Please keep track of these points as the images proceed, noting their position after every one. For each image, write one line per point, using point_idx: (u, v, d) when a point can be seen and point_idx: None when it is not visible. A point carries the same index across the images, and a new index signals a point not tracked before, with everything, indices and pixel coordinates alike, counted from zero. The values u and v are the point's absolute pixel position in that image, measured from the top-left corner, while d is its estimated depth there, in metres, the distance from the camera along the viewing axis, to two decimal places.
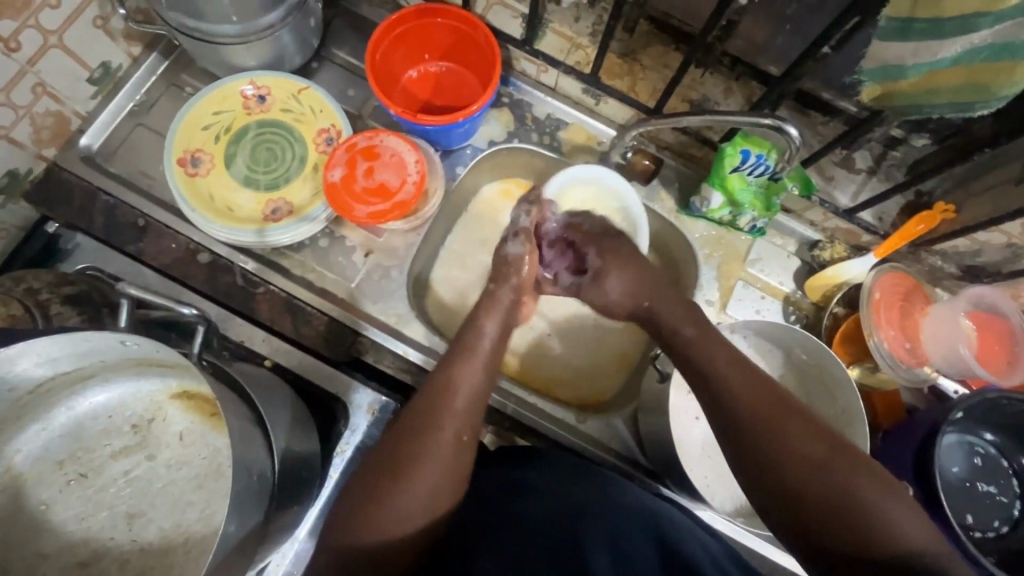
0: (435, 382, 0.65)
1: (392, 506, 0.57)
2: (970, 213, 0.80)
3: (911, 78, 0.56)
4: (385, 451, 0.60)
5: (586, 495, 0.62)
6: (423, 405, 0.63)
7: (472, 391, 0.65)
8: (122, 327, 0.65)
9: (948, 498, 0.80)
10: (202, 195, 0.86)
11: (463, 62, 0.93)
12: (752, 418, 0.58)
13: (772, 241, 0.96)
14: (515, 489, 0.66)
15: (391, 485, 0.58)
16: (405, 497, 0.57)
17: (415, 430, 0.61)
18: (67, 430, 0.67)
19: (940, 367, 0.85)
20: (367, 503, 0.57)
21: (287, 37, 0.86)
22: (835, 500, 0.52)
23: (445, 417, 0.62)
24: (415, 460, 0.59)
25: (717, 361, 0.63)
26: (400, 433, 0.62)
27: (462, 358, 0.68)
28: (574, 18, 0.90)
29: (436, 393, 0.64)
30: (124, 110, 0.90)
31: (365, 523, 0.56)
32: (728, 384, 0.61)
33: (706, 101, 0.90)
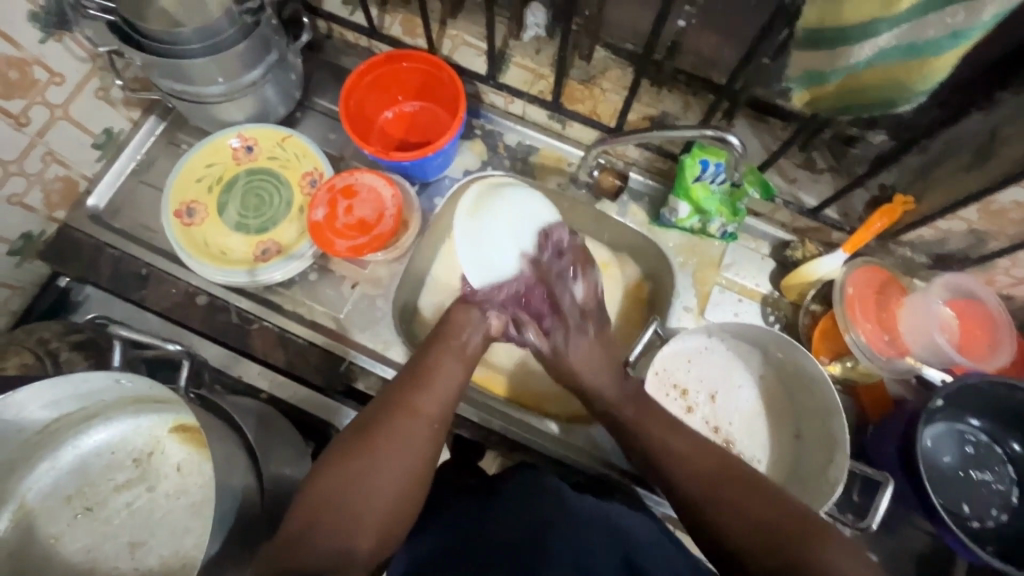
0: (416, 378, 0.71)
1: (370, 469, 0.62)
2: (927, 203, 0.81)
3: (833, 81, 0.59)
4: (365, 420, 0.67)
5: (552, 516, 0.65)
6: (404, 384, 0.70)
7: (447, 391, 0.71)
8: (115, 366, 0.75)
9: (937, 487, 0.80)
10: (197, 242, 0.93)
11: (433, 102, 0.99)
12: (693, 488, 0.66)
13: (746, 244, 0.98)
14: (483, 513, 0.70)
15: (367, 453, 0.63)
16: (379, 463, 0.63)
17: (396, 416, 0.67)
18: (74, 467, 0.72)
19: (920, 357, 0.85)
20: (348, 464, 0.63)
21: (271, 91, 0.94)
22: (772, 552, 0.59)
23: (420, 407, 0.68)
24: (389, 434, 0.65)
25: (659, 442, 0.70)
26: (375, 421, 0.67)
27: (440, 367, 0.72)
28: (535, 50, 0.96)
29: (418, 384, 0.70)
30: (127, 169, 0.98)
31: (344, 481, 0.62)
32: (675, 461, 0.68)
33: (666, 117, 0.94)
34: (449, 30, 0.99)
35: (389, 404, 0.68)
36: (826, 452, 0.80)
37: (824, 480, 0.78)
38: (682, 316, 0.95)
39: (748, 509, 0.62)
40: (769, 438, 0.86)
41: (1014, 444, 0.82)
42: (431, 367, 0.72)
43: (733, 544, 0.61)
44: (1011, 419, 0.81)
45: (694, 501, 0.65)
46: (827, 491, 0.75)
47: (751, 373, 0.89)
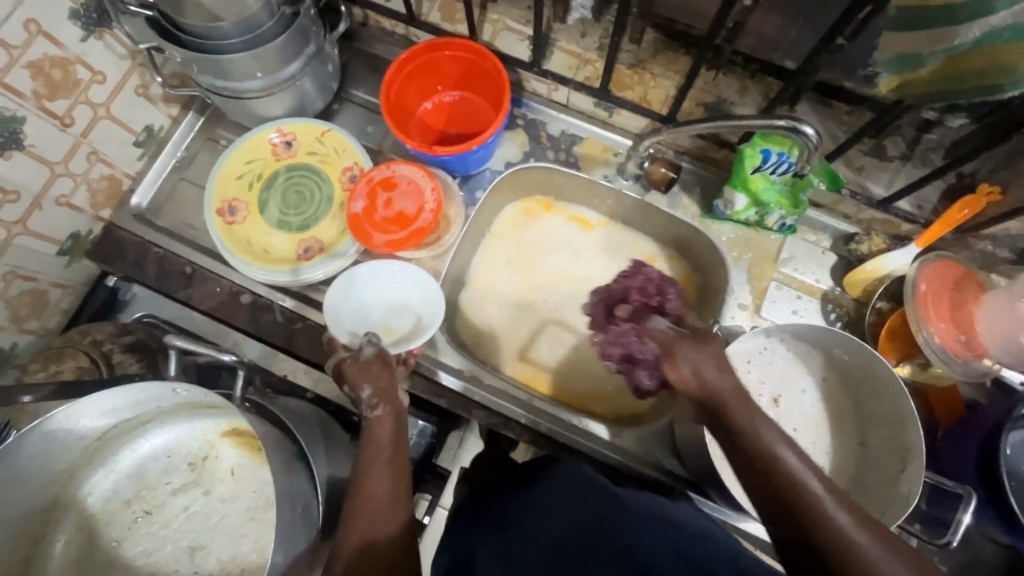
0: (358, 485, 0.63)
1: (377, 503, 0.62)
2: (1018, 194, 0.75)
3: (930, 66, 0.54)
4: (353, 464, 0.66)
5: (611, 511, 0.63)
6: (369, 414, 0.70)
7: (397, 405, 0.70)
8: (171, 375, 0.71)
9: (1018, 499, 0.76)
10: (240, 241, 0.91)
11: (473, 93, 0.95)
12: (819, 529, 0.49)
13: (805, 238, 0.93)
14: (532, 509, 0.68)
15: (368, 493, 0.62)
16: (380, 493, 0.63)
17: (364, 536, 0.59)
18: (132, 471, 0.73)
19: (1002, 360, 0.79)
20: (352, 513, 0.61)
21: (309, 84, 0.92)
22: None
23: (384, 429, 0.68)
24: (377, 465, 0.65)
25: (773, 455, 0.53)
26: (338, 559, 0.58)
27: (379, 458, 0.65)
28: (581, 35, 0.92)
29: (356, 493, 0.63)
30: (168, 167, 0.97)
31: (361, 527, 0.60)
32: (802, 500, 0.51)
33: (722, 103, 0.89)
34: (490, 15, 0.95)
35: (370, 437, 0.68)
36: (896, 461, 0.76)
37: (894, 491, 0.74)
38: (737, 313, 0.90)
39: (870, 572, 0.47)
40: (830, 443, 0.83)
41: None
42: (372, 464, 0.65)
43: None
44: None
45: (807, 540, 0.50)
46: (897, 503, 0.71)
47: (812, 377, 0.85)
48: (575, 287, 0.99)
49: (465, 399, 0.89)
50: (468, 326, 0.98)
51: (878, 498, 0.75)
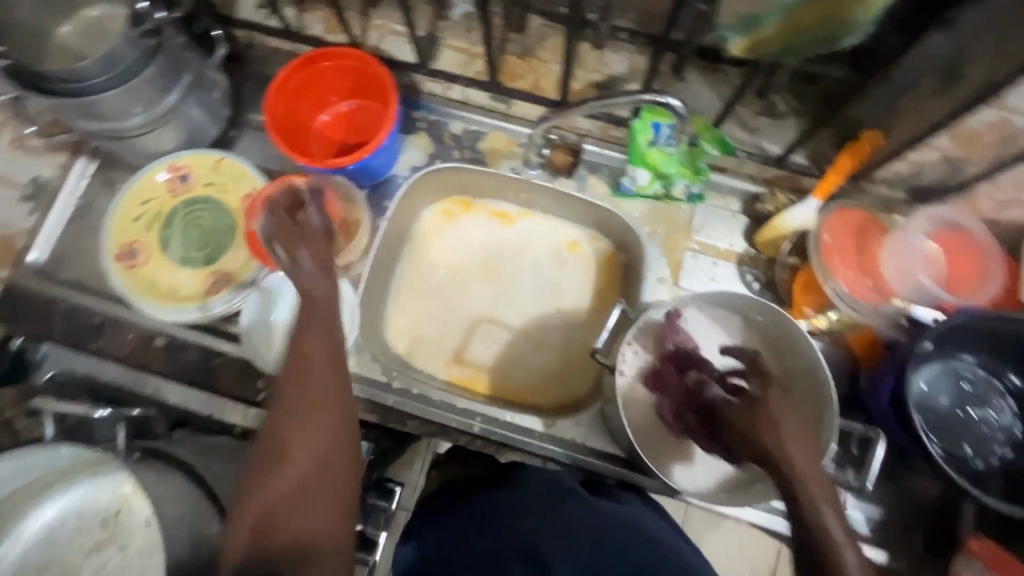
0: (280, 468, 0.60)
1: (290, 499, 0.59)
2: (896, 135, 0.76)
3: (769, 25, 0.56)
4: (269, 435, 0.62)
5: (545, 524, 0.65)
6: (286, 378, 0.64)
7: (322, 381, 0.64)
8: (48, 438, 0.76)
9: (935, 432, 0.77)
10: (145, 283, 0.89)
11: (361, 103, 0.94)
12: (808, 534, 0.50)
13: (715, 203, 0.93)
14: (511, 506, 0.69)
15: (274, 475, 0.60)
16: (289, 483, 0.60)
17: (279, 509, 0.59)
18: (40, 537, 0.68)
19: (908, 297, 0.80)
20: (268, 510, 0.59)
21: (196, 113, 0.90)
22: None
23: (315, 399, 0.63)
24: (295, 445, 0.61)
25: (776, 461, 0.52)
26: (257, 533, 0.58)
27: (304, 425, 0.62)
28: (466, 31, 0.92)
29: (279, 442, 0.61)
30: (64, 217, 0.94)
31: (270, 527, 0.58)
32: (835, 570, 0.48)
33: (613, 80, 0.89)
34: (373, 21, 0.94)
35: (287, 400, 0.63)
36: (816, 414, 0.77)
37: None
38: (656, 288, 0.91)
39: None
40: None
41: (1011, 375, 0.78)
42: (301, 411, 0.62)
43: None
44: (1007, 351, 0.77)
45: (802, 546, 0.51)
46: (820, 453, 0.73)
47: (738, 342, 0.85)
48: (501, 283, 0.98)
49: (397, 411, 0.89)
50: (398, 337, 0.96)
51: None
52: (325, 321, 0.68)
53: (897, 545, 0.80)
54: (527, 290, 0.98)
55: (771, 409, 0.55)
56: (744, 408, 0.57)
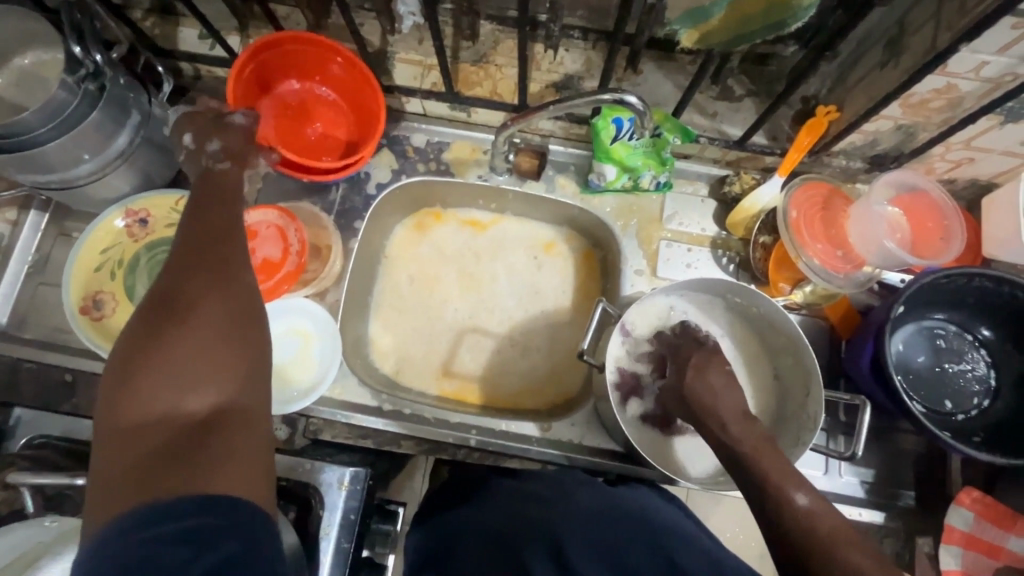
0: (178, 301, 0.50)
1: (178, 335, 0.48)
2: (850, 108, 0.78)
3: (716, 14, 0.57)
4: (160, 294, 0.51)
5: (544, 513, 0.65)
6: (187, 275, 0.52)
7: (245, 296, 0.53)
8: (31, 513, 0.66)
9: (915, 390, 0.80)
10: (113, 334, 0.86)
11: (320, 76, 0.90)
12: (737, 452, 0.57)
13: (683, 190, 0.94)
14: (505, 494, 0.71)
15: (169, 335, 0.48)
16: (188, 330, 0.49)
17: (156, 346, 0.47)
18: None
19: (878, 265, 0.82)
20: (149, 349, 0.47)
21: (148, 153, 0.87)
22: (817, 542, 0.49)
23: (230, 303, 0.52)
24: (204, 297, 0.51)
25: (704, 402, 0.61)
26: (130, 372, 0.47)
27: (221, 341, 0.49)
28: (418, 42, 0.91)
29: (174, 329, 0.48)
30: (21, 274, 0.91)
31: (148, 377, 0.46)
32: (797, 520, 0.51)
33: (571, 79, 0.89)
34: (322, 41, 0.92)
35: (191, 283, 0.52)
36: (802, 386, 0.79)
37: (805, 414, 0.78)
38: (635, 280, 0.91)
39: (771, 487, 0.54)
40: (749, 378, 0.85)
41: (982, 327, 0.81)
42: (204, 294, 0.51)
43: (767, 515, 0.53)
44: (975, 306, 0.80)
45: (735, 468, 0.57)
46: (811, 425, 0.75)
47: (723, 321, 0.86)
48: (481, 290, 0.98)
49: (391, 433, 0.88)
50: (384, 358, 0.95)
51: (794, 425, 0.79)
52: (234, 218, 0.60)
53: (892, 504, 0.82)
54: (507, 296, 0.97)
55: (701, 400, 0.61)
56: (681, 404, 0.65)
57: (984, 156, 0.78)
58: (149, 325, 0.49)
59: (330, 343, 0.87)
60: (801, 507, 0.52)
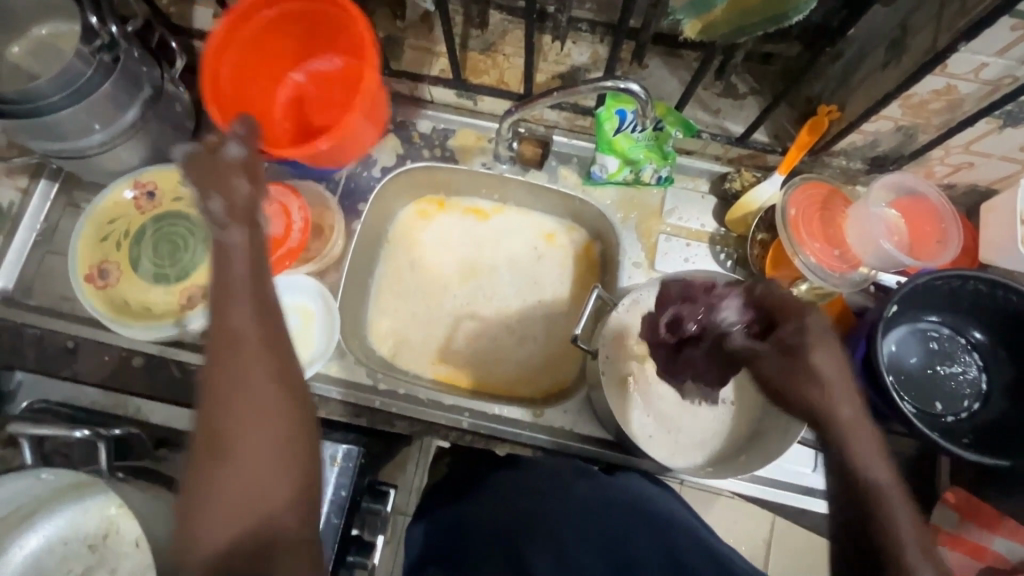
0: (219, 420, 0.48)
1: (226, 474, 0.47)
2: (852, 108, 0.78)
3: (719, 5, 0.59)
4: (201, 416, 0.49)
5: (541, 509, 0.67)
6: (218, 378, 0.49)
7: (271, 394, 0.49)
8: (27, 464, 0.71)
9: (907, 390, 0.80)
10: (116, 304, 0.87)
11: (286, 59, 0.90)
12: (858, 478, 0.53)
13: (684, 186, 0.95)
14: (501, 485, 0.71)
15: (217, 469, 0.47)
16: (235, 455, 0.48)
17: (208, 473, 0.47)
18: (26, 569, 0.62)
19: (875, 266, 0.83)
20: (199, 483, 0.47)
21: (158, 127, 0.88)
22: None
23: (264, 411, 0.49)
24: (235, 414, 0.48)
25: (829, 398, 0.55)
26: (187, 494, 0.47)
27: (262, 452, 0.48)
28: (428, 29, 0.92)
29: (221, 464, 0.47)
30: (29, 241, 0.92)
31: (204, 505, 0.47)
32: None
33: (576, 71, 0.90)
34: None
35: (222, 397, 0.49)
36: None
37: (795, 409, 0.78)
38: (633, 273, 0.92)
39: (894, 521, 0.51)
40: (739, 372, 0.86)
41: (975, 330, 0.81)
42: (237, 412, 0.48)
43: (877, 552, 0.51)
44: (969, 310, 0.80)
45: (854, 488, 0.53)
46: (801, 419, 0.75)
47: None
48: (480, 278, 0.99)
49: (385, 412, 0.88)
50: (381, 340, 0.96)
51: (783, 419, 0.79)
52: (258, 282, 0.53)
53: None
54: (506, 284, 0.98)
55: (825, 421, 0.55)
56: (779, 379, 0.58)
57: (983, 160, 0.79)
58: (199, 453, 0.48)
59: (328, 320, 0.89)
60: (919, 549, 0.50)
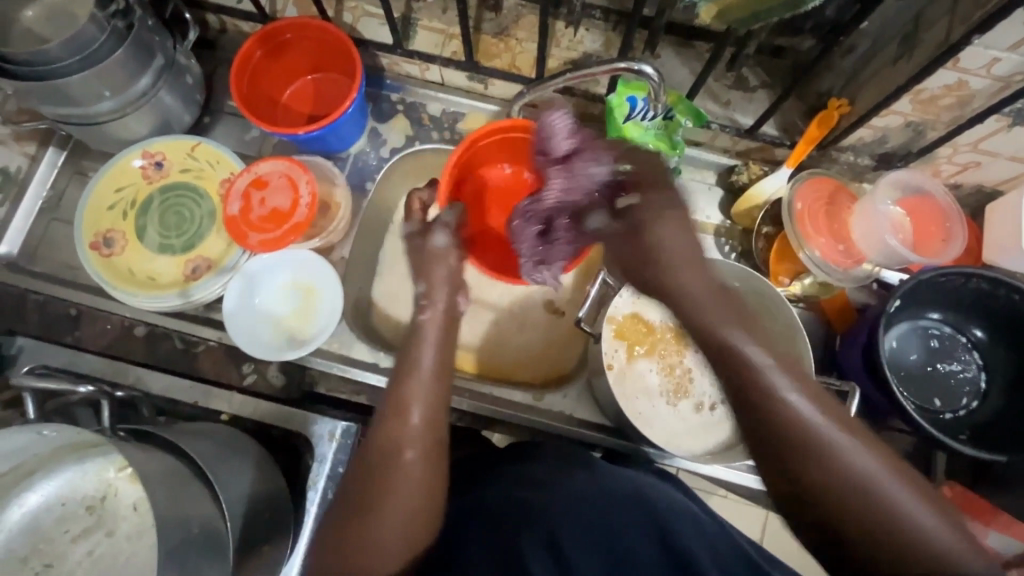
0: (378, 483, 0.59)
1: (377, 517, 0.57)
2: (862, 103, 0.79)
3: None
4: (362, 469, 0.61)
5: (545, 499, 0.64)
6: (384, 433, 0.62)
7: (422, 481, 0.59)
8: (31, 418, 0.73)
9: (906, 386, 0.81)
10: (121, 272, 0.88)
11: (306, 67, 0.93)
12: (758, 398, 0.55)
13: (692, 177, 0.95)
14: (512, 478, 0.70)
15: (369, 516, 0.57)
16: (384, 506, 0.57)
17: (359, 514, 0.57)
18: (23, 526, 0.63)
19: (878, 262, 0.83)
20: (352, 524, 0.57)
21: (168, 98, 0.88)
22: (857, 509, 0.50)
23: (413, 473, 0.59)
24: (393, 476, 0.59)
25: (721, 332, 0.59)
26: (339, 529, 0.57)
27: (405, 545, 0.56)
28: (441, 10, 0.92)
29: (372, 511, 0.57)
30: (35, 208, 0.92)
31: (353, 540, 0.56)
32: (903, 525, 0.48)
33: (588, 57, 0.90)
34: (347, 2, 0.93)
35: (382, 454, 0.61)
36: None
37: None
38: None
39: (806, 439, 0.52)
40: None
41: (976, 329, 0.82)
42: (393, 487, 0.58)
43: (801, 477, 0.52)
44: (970, 308, 0.80)
45: (760, 418, 0.55)
46: None
47: None
48: None
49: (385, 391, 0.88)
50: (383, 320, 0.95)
51: None
52: (438, 389, 0.67)
53: None
54: None
55: (787, 365, 0.57)
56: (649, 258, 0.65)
57: (991, 160, 0.79)
58: (358, 498, 0.58)
59: (332, 298, 0.88)
60: (836, 467, 0.51)
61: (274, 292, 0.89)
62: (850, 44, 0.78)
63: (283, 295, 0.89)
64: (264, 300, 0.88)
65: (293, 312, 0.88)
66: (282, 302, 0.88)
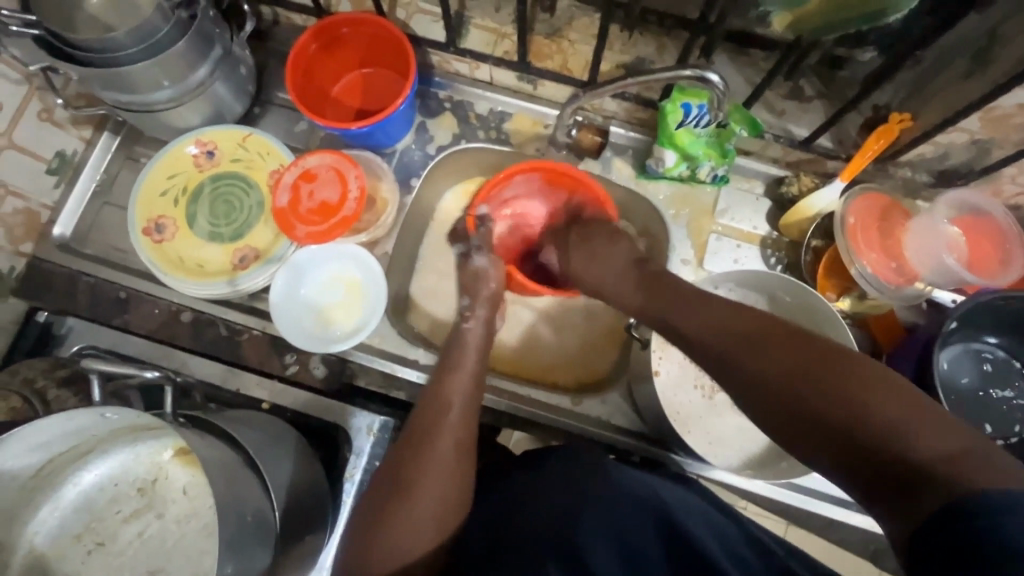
0: (411, 472, 0.61)
1: (407, 510, 0.58)
2: (925, 118, 0.77)
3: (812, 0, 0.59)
4: (392, 464, 0.63)
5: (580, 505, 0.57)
6: (420, 423, 0.65)
7: (453, 471, 0.62)
8: (98, 401, 0.72)
9: (958, 409, 0.78)
10: (171, 258, 0.89)
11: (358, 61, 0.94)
12: (715, 344, 0.58)
13: (739, 186, 0.94)
14: (548, 486, 0.62)
15: (398, 504, 0.59)
16: (418, 495, 0.59)
17: (398, 496, 0.59)
18: (79, 505, 0.67)
19: (932, 281, 0.81)
20: (383, 515, 0.59)
21: (223, 88, 0.89)
22: (831, 420, 0.48)
23: (447, 462, 0.62)
24: (422, 470, 0.61)
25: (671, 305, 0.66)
26: (371, 512, 0.60)
27: (436, 523, 0.59)
28: (494, 9, 0.92)
29: (404, 501, 0.59)
30: (88, 191, 0.94)
31: (388, 527, 0.58)
32: (886, 443, 0.45)
33: (641, 62, 0.89)
34: None
35: (413, 447, 0.63)
36: None
37: None
38: (681, 269, 0.91)
39: (753, 369, 0.54)
40: None
41: None
42: (421, 474, 0.61)
43: (776, 401, 0.52)
44: None
45: (721, 358, 0.57)
46: None
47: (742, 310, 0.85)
48: None
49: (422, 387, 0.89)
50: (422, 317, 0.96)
51: None
52: (475, 386, 0.71)
53: None
54: None
55: (734, 310, 0.59)
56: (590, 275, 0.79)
57: None
58: (393, 488, 0.60)
59: (374, 294, 0.88)
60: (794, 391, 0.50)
61: (318, 283, 0.89)
62: (917, 57, 0.76)
63: (326, 288, 0.89)
64: (309, 291, 0.89)
65: (336, 306, 0.88)
66: (327, 295, 0.89)
